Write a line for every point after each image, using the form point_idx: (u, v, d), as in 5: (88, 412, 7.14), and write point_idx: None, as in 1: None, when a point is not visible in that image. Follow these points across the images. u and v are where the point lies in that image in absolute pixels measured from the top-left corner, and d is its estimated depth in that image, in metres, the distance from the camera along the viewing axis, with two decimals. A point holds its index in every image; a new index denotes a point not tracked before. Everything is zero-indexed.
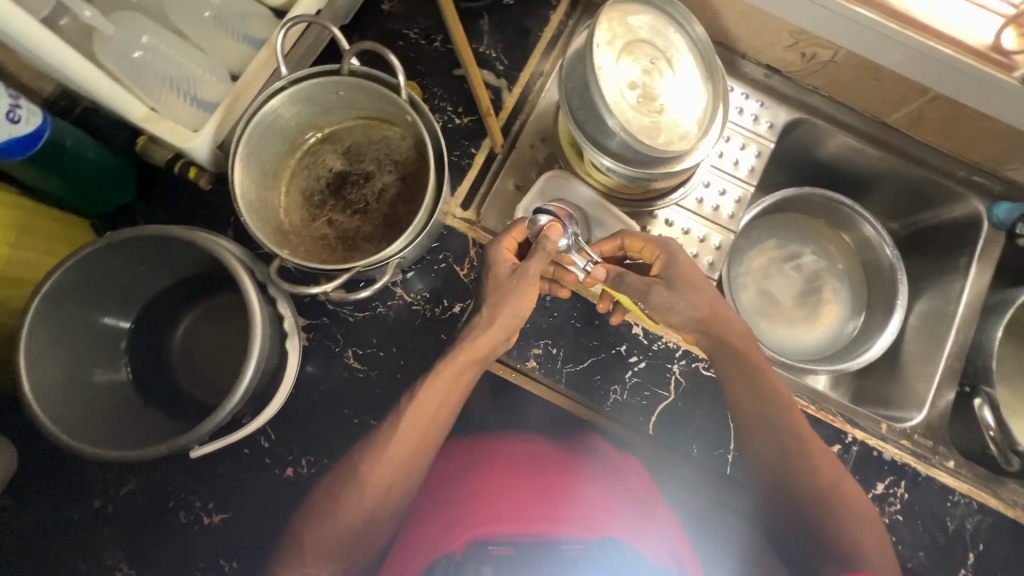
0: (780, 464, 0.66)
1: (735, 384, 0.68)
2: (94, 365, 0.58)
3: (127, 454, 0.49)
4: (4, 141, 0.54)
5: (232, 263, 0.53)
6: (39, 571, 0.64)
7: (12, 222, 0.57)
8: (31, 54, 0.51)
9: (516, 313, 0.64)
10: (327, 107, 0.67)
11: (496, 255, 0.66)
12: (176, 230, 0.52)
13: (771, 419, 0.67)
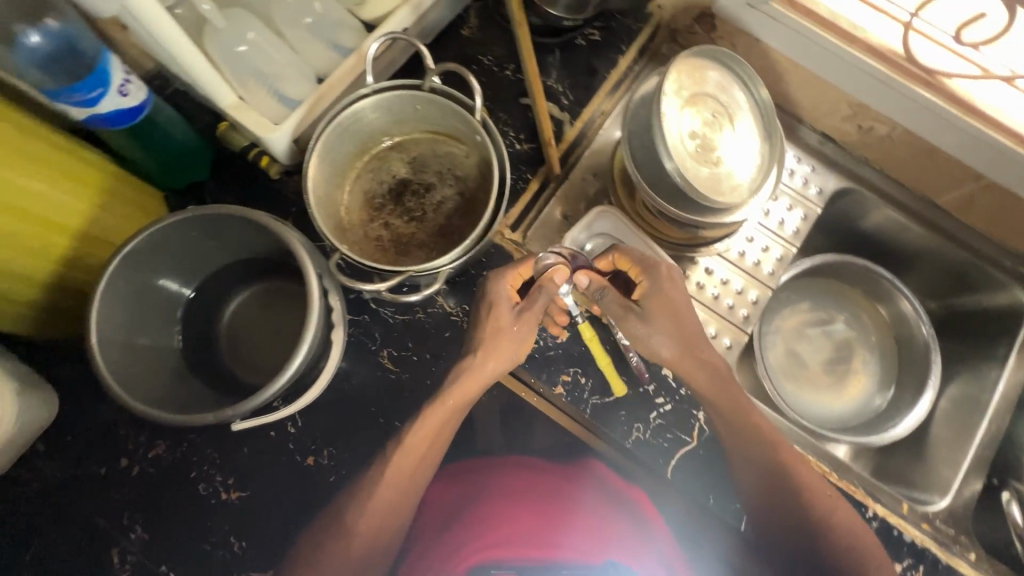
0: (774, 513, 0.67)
1: (735, 430, 0.68)
2: (151, 329, 0.61)
3: (172, 417, 0.51)
4: (110, 110, 0.58)
5: (299, 252, 0.56)
6: (58, 520, 0.66)
7: (104, 186, 0.61)
8: (151, 36, 0.56)
9: (512, 356, 0.67)
10: (402, 117, 0.71)
11: (497, 292, 0.68)
12: (251, 213, 0.56)
13: (768, 468, 0.67)
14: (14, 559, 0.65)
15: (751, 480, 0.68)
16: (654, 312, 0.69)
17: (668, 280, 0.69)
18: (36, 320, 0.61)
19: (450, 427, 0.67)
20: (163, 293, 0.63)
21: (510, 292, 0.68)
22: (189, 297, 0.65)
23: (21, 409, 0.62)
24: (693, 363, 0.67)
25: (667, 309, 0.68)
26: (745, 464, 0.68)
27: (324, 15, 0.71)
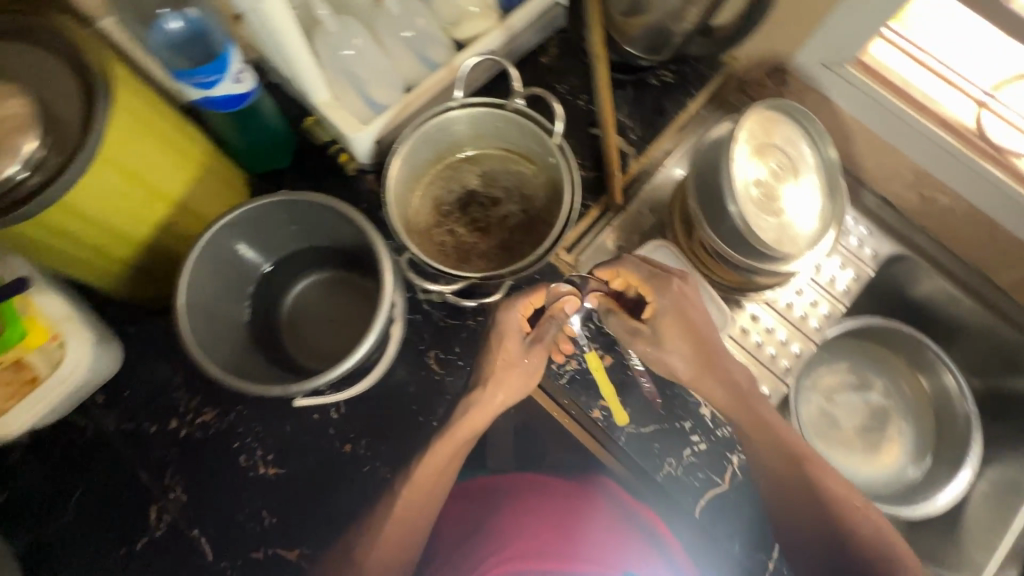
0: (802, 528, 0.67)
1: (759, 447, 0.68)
2: (226, 300, 0.65)
3: (241, 385, 0.54)
4: (221, 94, 0.62)
5: (379, 246, 0.59)
6: (105, 469, 0.69)
7: (204, 165, 0.65)
8: (271, 32, 0.61)
9: (522, 389, 0.68)
10: (481, 133, 0.74)
11: (509, 321, 0.67)
12: (340, 204, 0.59)
13: (792, 484, 0.67)
14: (59, 503, 0.68)
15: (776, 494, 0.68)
16: (665, 333, 0.68)
17: (681, 297, 0.68)
18: (125, 280, 0.66)
19: (465, 449, 0.68)
20: (246, 265, 0.67)
21: (522, 322, 0.68)
22: (265, 273, 0.70)
23: (94, 360, 0.65)
24: (713, 376, 0.68)
25: (680, 326, 0.68)
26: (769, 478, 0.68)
27: (426, 30, 0.74)
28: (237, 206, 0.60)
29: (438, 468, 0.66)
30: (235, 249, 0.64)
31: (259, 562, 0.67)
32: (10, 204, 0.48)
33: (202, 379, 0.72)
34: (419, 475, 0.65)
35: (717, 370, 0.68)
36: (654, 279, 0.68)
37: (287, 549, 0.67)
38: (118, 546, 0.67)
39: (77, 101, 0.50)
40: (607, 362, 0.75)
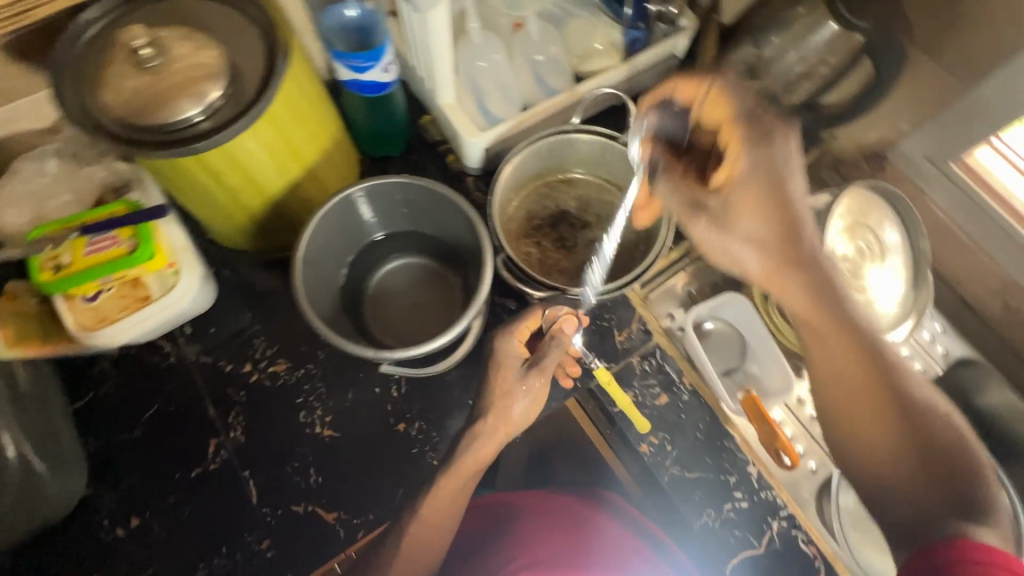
0: (898, 476, 0.47)
1: (829, 360, 0.52)
2: (331, 263, 0.70)
3: (337, 339, 0.58)
4: (368, 80, 0.68)
5: (484, 239, 0.64)
6: (178, 395, 0.74)
7: (337, 144, 0.72)
8: (422, 35, 0.67)
9: (523, 419, 0.64)
10: (586, 159, 0.78)
11: (507, 348, 0.64)
12: (458, 196, 0.65)
13: (880, 408, 0.49)
14: (130, 419, 0.72)
15: (843, 424, 0.51)
16: (739, 213, 0.56)
17: (772, 162, 0.55)
18: (243, 232, 0.71)
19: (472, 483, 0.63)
20: (360, 230, 0.72)
21: (519, 348, 0.65)
22: (374, 240, 0.75)
23: (197, 291, 0.71)
24: (795, 263, 0.54)
25: (761, 199, 0.55)
26: (834, 404, 0.52)
27: (557, 57, 0.78)
28: (366, 179, 0.66)
29: (459, 486, 0.61)
30: (360, 209, 0.69)
31: (298, 516, 0.69)
32: (185, 140, 0.54)
33: (281, 333, 0.77)
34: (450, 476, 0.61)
35: (807, 263, 0.54)
36: (750, 130, 0.55)
37: (326, 510, 0.69)
38: (174, 471, 0.70)
39: (261, 62, 0.57)
40: (663, 400, 0.77)
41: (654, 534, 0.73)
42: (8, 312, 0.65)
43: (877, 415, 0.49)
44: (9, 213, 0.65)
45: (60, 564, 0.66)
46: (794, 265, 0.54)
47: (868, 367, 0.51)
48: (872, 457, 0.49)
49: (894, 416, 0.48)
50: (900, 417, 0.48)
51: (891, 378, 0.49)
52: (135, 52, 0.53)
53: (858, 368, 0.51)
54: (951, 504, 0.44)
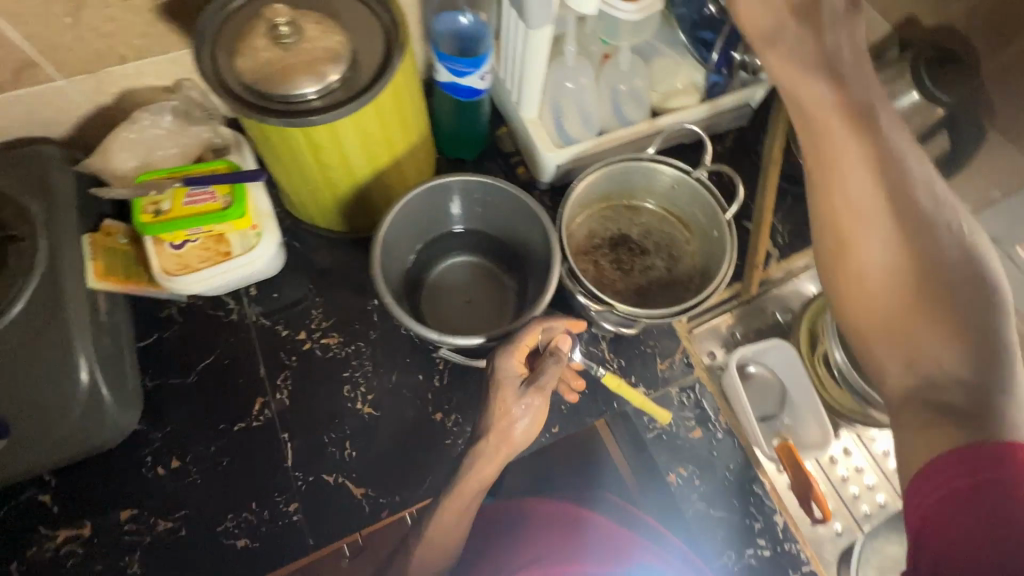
0: (922, 332, 0.41)
1: (852, 199, 0.44)
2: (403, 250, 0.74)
3: (404, 318, 0.62)
4: (464, 84, 0.72)
5: (556, 247, 0.67)
6: (234, 350, 0.77)
7: (423, 142, 0.76)
8: (523, 53, 0.71)
9: (525, 438, 0.59)
10: (656, 190, 0.80)
11: (506, 366, 0.59)
12: (537, 205, 0.69)
13: (908, 254, 0.42)
14: (186, 366, 0.76)
15: (850, 276, 0.45)
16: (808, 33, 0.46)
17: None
18: (324, 210, 0.76)
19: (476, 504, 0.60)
20: (432, 223, 0.76)
21: (517, 367, 0.59)
22: (442, 234, 0.78)
23: (272, 256, 0.74)
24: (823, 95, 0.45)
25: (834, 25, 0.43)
26: (856, 254, 0.44)
27: (640, 89, 0.82)
28: (452, 175, 0.70)
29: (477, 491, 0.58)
30: (449, 199, 0.74)
31: (328, 486, 0.71)
32: (293, 112, 0.59)
33: (338, 307, 0.80)
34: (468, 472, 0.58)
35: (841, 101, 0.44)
36: None
37: (355, 484, 0.71)
38: (219, 422, 0.73)
39: (378, 53, 0.61)
40: (697, 434, 0.77)
41: (647, 521, 0.70)
42: (102, 247, 0.69)
43: (902, 263, 0.42)
44: (121, 156, 0.71)
45: (100, 492, 0.69)
46: (834, 83, 0.45)
47: (840, 173, 0.45)
48: (889, 314, 0.43)
49: (917, 257, 0.42)
50: (931, 263, 0.42)
51: (922, 212, 0.43)
52: (276, 28, 0.58)
53: (842, 187, 0.45)
54: (956, 365, 0.40)
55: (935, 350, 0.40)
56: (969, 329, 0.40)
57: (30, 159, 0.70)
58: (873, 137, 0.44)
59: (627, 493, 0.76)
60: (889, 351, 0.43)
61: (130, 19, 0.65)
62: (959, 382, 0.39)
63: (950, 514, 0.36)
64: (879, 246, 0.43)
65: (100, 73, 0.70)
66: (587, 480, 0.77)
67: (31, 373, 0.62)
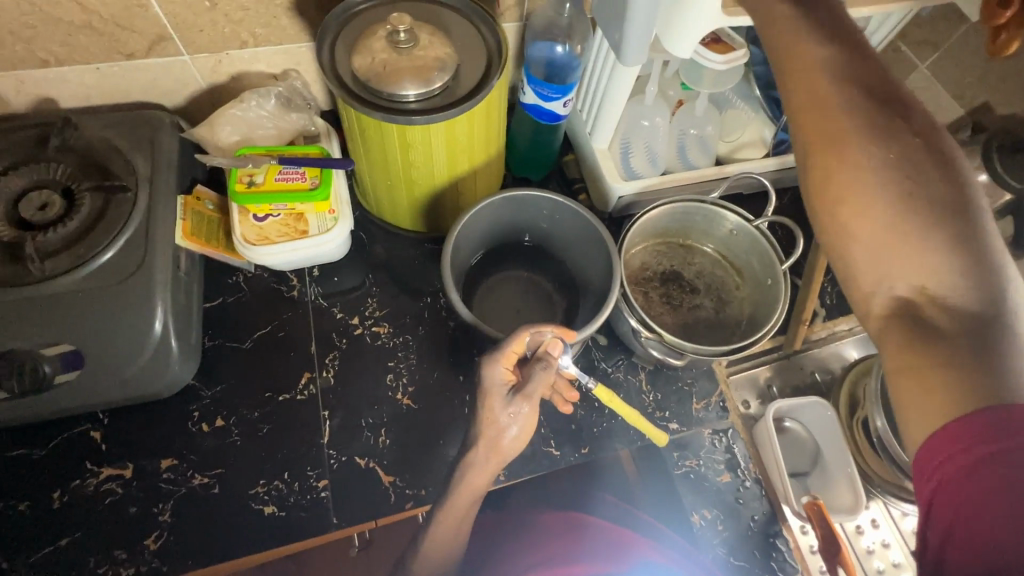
0: (913, 252, 0.41)
1: (831, 122, 0.43)
2: (468, 254, 0.78)
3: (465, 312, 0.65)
4: (547, 108, 0.76)
5: (618, 272, 0.69)
6: (290, 324, 0.80)
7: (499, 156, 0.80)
8: (607, 87, 0.75)
9: (515, 445, 0.59)
10: (715, 235, 0.83)
11: (490, 374, 0.58)
12: (603, 228, 0.71)
13: (891, 170, 0.42)
14: (243, 332, 0.79)
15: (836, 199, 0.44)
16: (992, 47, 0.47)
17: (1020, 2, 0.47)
18: (396, 205, 0.80)
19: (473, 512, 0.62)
20: (496, 232, 0.80)
21: (503, 375, 0.58)
22: (500, 242, 0.82)
23: (342, 242, 0.79)
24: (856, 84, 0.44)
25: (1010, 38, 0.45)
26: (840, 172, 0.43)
27: (708, 136, 0.85)
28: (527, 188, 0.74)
29: (469, 504, 0.60)
30: (524, 209, 0.77)
31: (359, 469, 0.73)
32: (394, 110, 0.63)
33: (392, 299, 0.83)
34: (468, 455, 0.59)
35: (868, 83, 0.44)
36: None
37: (385, 472, 0.73)
38: (265, 389, 0.76)
39: (478, 70, 0.66)
40: (725, 479, 0.77)
41: (646, 518, 0.74)
42: (192, 208, 0.75)
43: (887, 180, 0.42)
44: (224, 129, 0.77)
45: (147, 437, 0.72)
46: (804, 26, 0.45)
47: (823, 96, 0.44)
48: (883, 233, 0.42)
49: (899, 173, 0.42)
50: (911, 177, 0.42)
51: (891, 127, 0.43)
52: (395, 34, 0.63)
53: (825, 110, 0.44)
54: (944, 275, 0.40)
55: (924, 269, 0.41)
56: (957, 243, 0.40)
57: (145, 121, 0.76)
58: (842, 62, 0.44)
59: (627, 490, 0.77)
60: (881, 275, 0.43)
61: (259, 10, 0.71)
62: (946, 305, 0.40)
63: (952, 496, 0.37)
64: (868, 165, 0.42)
65: (220, 54, 0.76)
66: (586, 477, 0.77)
67: (113, 314, 0.67)
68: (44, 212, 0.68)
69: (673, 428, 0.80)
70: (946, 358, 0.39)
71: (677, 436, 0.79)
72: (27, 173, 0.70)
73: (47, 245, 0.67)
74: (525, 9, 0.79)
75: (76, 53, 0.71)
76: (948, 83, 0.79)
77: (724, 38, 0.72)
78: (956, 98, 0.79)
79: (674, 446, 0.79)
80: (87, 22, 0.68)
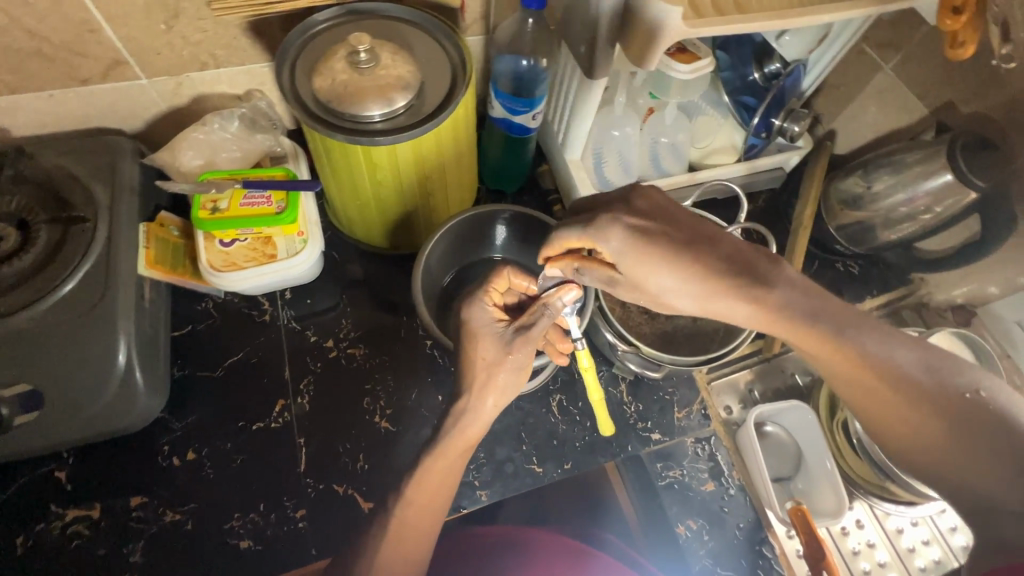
0: (971, 484, 0.44)
1: (871, 394, 0.47)
2: (444, 273, 0.78)
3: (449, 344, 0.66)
4: (516, 122, 0.75)
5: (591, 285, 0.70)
6: (262, 352, 0.78)
7: (470, 176, 0.80)
8: (575, 101, 0.75)
9: (509, 388, 0.60)
10: None
11: (478, 311, 0.62)
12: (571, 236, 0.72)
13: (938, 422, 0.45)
14: (215, 360, 0.77)
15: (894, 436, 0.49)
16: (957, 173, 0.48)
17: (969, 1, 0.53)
18: (368, 226, 0.79)
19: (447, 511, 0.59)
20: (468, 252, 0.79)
21: (493, 314, 0.62)
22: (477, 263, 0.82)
23: (313, 264, 0.77)
24: (875, 347, 0.47)
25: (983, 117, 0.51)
26: (887, 423, 0.48)
27: (680, 143, 0.85)
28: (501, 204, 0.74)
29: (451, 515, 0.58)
30: (493, 227, 0.77)
31: (337, 495, 0.71)
32: (359, 131, 0.62)
33: (367, 319, 0.82)
34: (443, 472, 0.58)
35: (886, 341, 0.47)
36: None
37: (364, 498, 0.71)
38: (239, 418, 0.74)
39: (443, 87, 0.65)
40: (709, 488, 0.77)
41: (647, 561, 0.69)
42: (156, 236, 0.72)
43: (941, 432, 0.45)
44: (186, 154, 0.75)
45: (115, 475, 0.69)
46: (802, 318, 0.47)
47: (853, 376, 0.47)
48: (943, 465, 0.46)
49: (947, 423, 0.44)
50: (959, 429, 0.44)
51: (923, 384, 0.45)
52: (355, 54, 0.62)
53: (862, 387, 0.47)
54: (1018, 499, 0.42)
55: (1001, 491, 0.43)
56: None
57: (103, 147, 0.74)
58: (856, 343, 0.47)
59: (629, 535, 0.74)
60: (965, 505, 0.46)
61: (217, 31, 0.70)
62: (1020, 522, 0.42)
63: None
64: (918, 422, 0.46)
65: (180, 76, 0.75)
66: (587, 513, 0.75)
67: (72, 349, 0.64)
68: None
69: (655, 439, 0.79)
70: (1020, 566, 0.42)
71: (660, 447, 0.79)
72: None
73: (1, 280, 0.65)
74: (490, 22, 0.78)
75: (28, 80, 0.69)
76: (911, 84, 0.80)
77: (690, 48, 0.73)
78: (920, 98, 0.80)
79: (657, 457, 0.78)
80: (37, 49, 0.66)
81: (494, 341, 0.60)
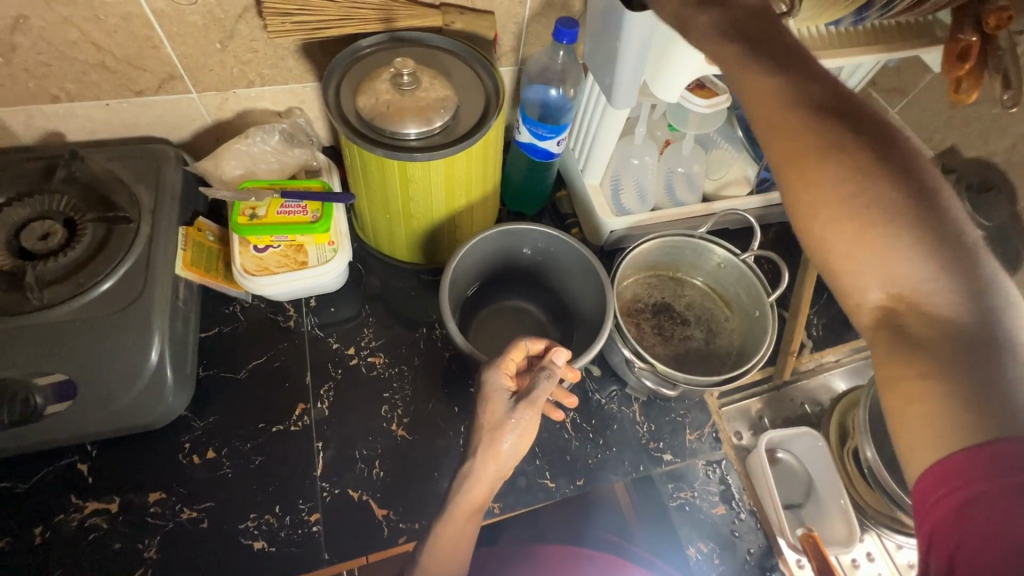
0: (884, 252, 0.38)
1: (798, 144, 0.40)
2: (468, 285, 0.81)
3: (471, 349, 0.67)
4: (540, 147, 0.79)
5: (610, 307, 0.71)
6: (285, 357, 0.80)
7: (496, 197, 0.84)
8: (598, 131, 0.79)
9: (510, 458, 0.60)
10: (704, 268, 0.85)
11: (492, 379, 0.61)
12: (591, 256, 0.74)
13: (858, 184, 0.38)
14: (237, 362, 0.79)
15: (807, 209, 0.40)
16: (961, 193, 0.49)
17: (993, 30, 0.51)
18: (396, 241, 0.82)
19: (474, 527, 0.61)
20: (492, 267, 0.83)
21: (507, 383, 0.61)
22: (498, 278, 0.85)
23: (339, 274, 0.80)
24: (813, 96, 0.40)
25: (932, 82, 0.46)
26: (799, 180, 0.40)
27: (695, 174, 0.89)
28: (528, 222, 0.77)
29: (471, 514, 0.60)
30: (518, 244, 0.80)
31: (352, 501, 0.72)
32: (395, 147, 0.66)
33: (388, 329, 0.84)
34: (470, 493, 0.60)
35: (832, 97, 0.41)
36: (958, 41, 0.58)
37: (379, 505, 0.72)
38: (258, 420, 0.75)
39: (476, 111, 0.70)
40: (720, 511, 0.77)
41: (638, 550, 0.73)
42: (193, 239, 0.76)
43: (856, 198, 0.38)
44: (228, 164, 0.80)
45: (136, 470, 0.70)
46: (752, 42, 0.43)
47: (783, 123, 0.40)
48: (861, 240, 0.38)
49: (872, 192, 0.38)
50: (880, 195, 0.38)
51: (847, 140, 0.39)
52: (398, 76, 0.66)
53: (789, 129, 0.40)
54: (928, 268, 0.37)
55: (903, 276, 0.37)
56: (933, 242, 0.37)
57: (150, 154, 0.78)
58: (798, 85, 0.41)
59: (625, 527, 0.76)
60: (864, 287, 0.39)
61: (267, 52, 0.75)
62: (928, 312, 0.37)
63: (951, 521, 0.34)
64: (841, 183, 0.39)
65: (228, 92, 0.79)
66: (584, 516, 0.76)
67: (107, 342, 0.67)
68: (46, 241, 0.70)
69: (667, 459, 0.80)
70: (933, 371, 0.36)
71: (671, 467, 0.80)
72: (31, 205, 0.72)
73: (46, 274, 0.68)
74: (520, 55, 0.84)
75: (88, 90, 0.74)
76: (917, 129, 0.84)
77: (709, 84, 0.77)
78: (926, 141, 0.83)
79: (668, 477, 0.79)
80: (101, 61, 0.71)
81: (497, 415, 0.60)
